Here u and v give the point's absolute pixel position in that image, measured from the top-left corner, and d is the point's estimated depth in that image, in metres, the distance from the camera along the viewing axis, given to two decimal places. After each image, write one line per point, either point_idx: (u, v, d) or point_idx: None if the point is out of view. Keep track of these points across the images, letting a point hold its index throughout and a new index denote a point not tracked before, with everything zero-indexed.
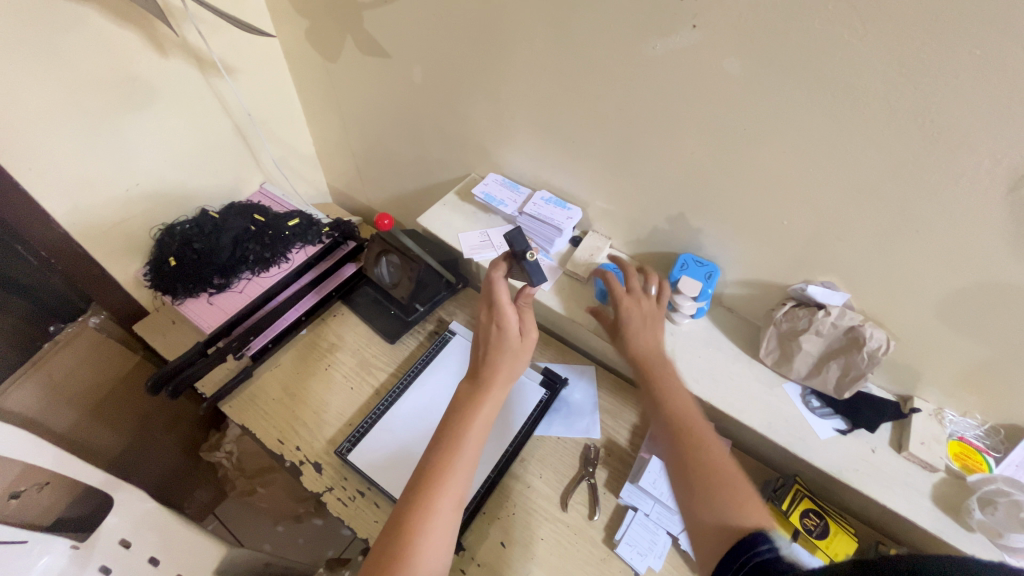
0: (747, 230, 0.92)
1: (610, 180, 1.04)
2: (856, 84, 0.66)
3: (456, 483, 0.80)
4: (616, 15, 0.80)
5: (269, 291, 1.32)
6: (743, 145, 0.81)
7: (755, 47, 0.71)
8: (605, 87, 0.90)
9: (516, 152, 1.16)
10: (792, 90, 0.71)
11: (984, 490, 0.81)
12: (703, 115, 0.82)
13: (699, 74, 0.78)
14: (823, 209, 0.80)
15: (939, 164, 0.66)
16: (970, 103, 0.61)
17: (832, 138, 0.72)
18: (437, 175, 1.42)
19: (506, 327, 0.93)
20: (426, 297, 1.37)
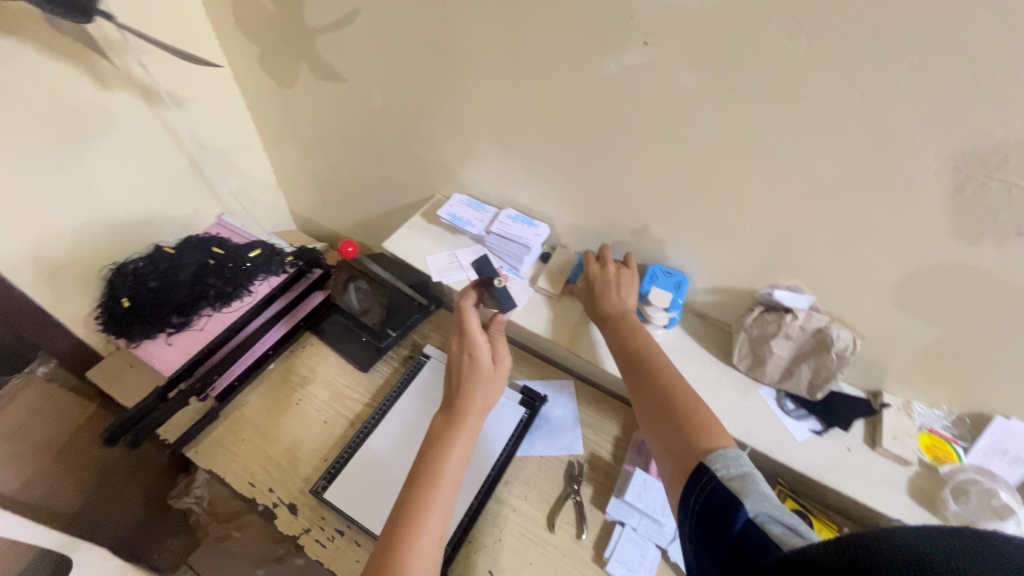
0: (712, 239, 0.93)
1: (576, 195, 1.04)
2: (806, 94, 0.68)
3: (433, 523, 0.76)
4: (570, 34, 0.80)
5: (231, 326, 1.27)
6: (703, 156, 0.82)
7: (706, 61, 0.72)
8: (564, 103, 0.90)
9: (479, 171, 1.15)
10: (746, 101, 0.73)
11: (957, 480, 0.83)
12: (662, 127, 0.83)
13: (656, 88, 0.79)
14: (784, 215, 0.82)
15: (890, 167, 0.69)
16: (913, 109, 0.63)
17: (788, 145, 0.74)
18: (402, 197, 1.40)
19: (480, 357, 0.91)
20: (400, 322, 1.35)
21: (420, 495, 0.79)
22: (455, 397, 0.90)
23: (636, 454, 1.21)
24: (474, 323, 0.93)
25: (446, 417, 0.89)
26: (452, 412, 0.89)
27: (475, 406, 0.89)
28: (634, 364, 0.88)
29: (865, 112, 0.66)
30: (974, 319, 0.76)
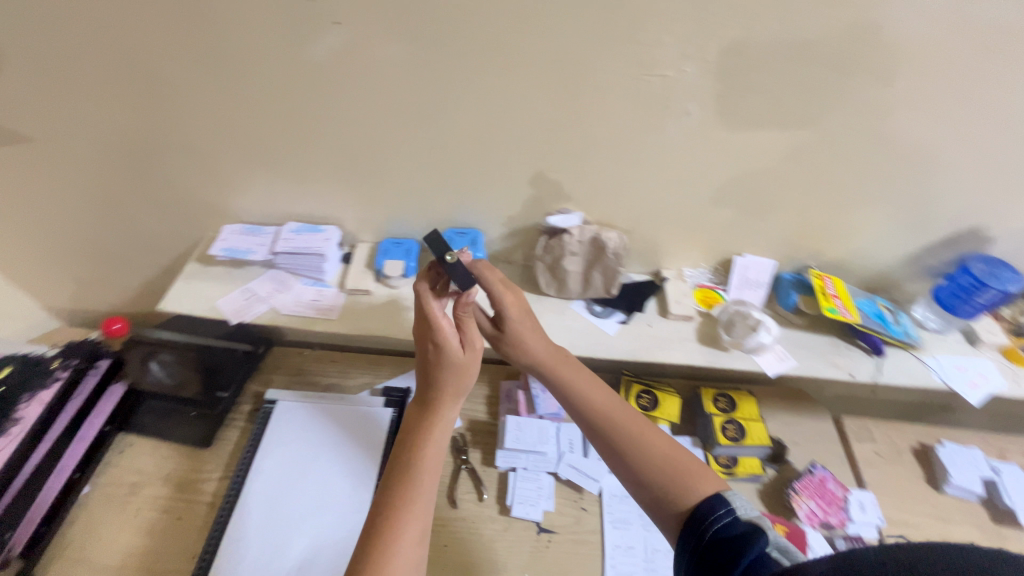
0: (486, 192, 0.98)
1: (351, 189, 1.02)
2: (490, 37, 0.76)
3: (412, 524, 0.72)
4: (261, 28, 0.78)
5: (11, 467, 0.98)
6: (447, 115, 0.87)
7: (398, 27, 0.76)
8: (291, 102, 0.87)
9: (243, 195, 1.06)
10: (448, 56, 0.78)
11: (724, 316, 1.03)
12: (391, 99, 0.85)
13: (379, 60, 0.79)
14: (530, 150, 0.90)
15: (579, 83, 0.80)
16: (572, 30, 0.74)
17: (508, 86, 0.81)
18: (170, 251, 1.23)
19: (452, 349, 0.79)
20: (229, 379, 1.23)
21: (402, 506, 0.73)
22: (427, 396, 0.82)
23: (508, 403, 1.29)
24: (436, 312, 0.79)
25: (420, 408, 0.83)
26: (425, 402, 0.83)
27: (445, 406, 0.82)
28: (596, 415, 0.86)
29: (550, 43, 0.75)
30: (688, 187, 0.94)
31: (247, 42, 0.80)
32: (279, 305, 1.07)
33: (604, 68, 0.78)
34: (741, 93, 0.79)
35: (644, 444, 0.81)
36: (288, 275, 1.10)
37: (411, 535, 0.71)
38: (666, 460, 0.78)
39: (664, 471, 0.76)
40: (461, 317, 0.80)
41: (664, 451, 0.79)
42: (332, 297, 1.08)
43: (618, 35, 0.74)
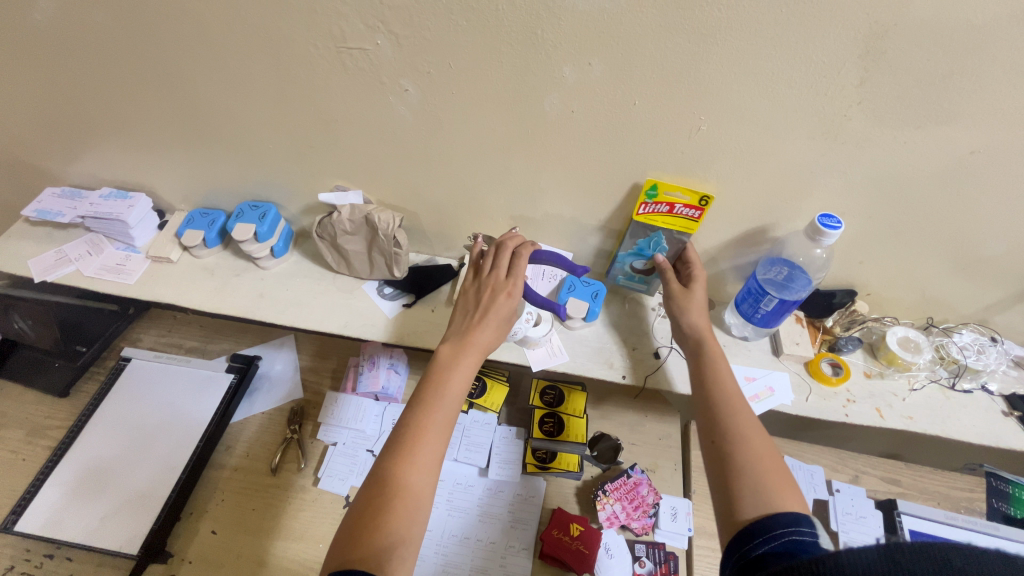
0: (584, 207, 0.59)
1: (184, 158, 0.66)
2: (543, 75, 0.45)
3: (785, 480, 0.44)
4: (223, 120, 0.59)
5: (45, 453, 0.82)
6: (371, 128, 0.55)
7: (295, 54, 0.49)
8: (177, 134, 0.63)
9: (65, 156, 0.69)
10: (445, 101, 0.50)
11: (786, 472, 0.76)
12: (305, 116, 0.55)
13: (290, 93, 0.53)
14: (564, 175, 0.55)
15: (606, 182, 0.55)
16: (537, 187, 0.58)
17: (442, 110, 0.51)
18: (9, 219, 0.81)
19: (687, 315, 0.56)
20: (230, 333, 0.96)
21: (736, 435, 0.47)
22: (700, 362, 0.53)
23: None
24: (488, 280, 0.57)
25: (483, 296, 0.57)
26: (485, 291, 0.57)
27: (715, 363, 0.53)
28: (718, 415, 0.49)
29: (524, 92, 0.47)
30: None
31: (170, 63, 0.54)
32: (84, 272, 0.70)
33: (580, 124, 0.49)
34: (972, 252, 0.54)
35: (745, 442, 0.46)
36: (105, 235, 0.72)
37: (780, 474, 0.44)
38: (762, 462, 0.45)
39: (743, 473, 0.44)
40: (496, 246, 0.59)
41: (773, 452, 0.46)
42: (132, 264, 0.70)
43: (667, 97, 0.45)
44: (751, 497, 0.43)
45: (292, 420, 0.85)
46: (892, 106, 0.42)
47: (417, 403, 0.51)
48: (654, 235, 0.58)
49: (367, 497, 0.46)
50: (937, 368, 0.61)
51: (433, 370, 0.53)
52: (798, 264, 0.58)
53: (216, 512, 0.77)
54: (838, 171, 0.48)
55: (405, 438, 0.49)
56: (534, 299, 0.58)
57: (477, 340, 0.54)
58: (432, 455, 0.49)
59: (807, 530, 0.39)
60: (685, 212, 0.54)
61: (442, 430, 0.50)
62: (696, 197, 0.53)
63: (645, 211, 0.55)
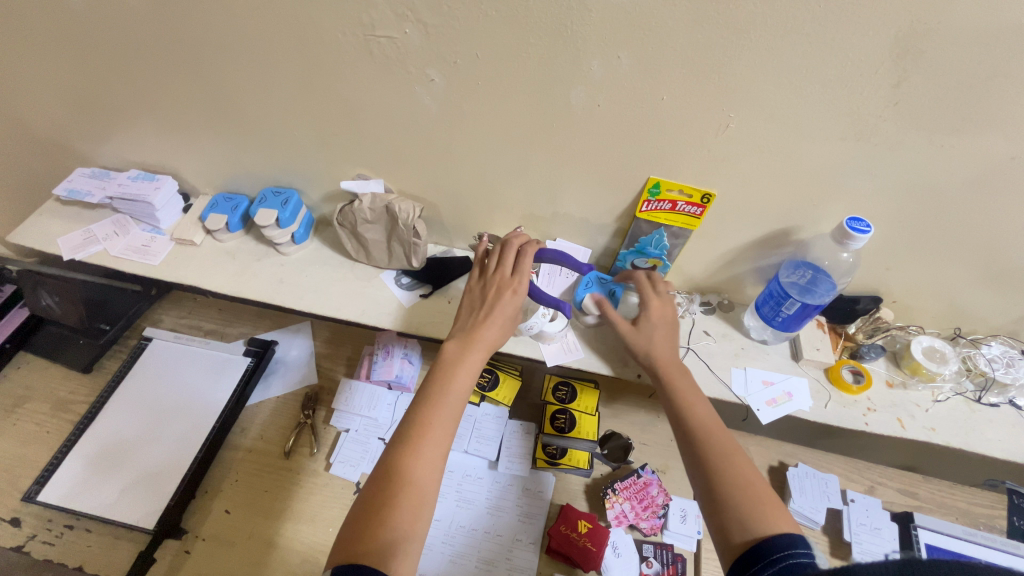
0: (605, 203, 0.58)
1: (210, 142, 0.67)
2: (571, 68, 0.45)
3: (774, 501, 0.43)
4: (250, 106, 0.60)
5: (68, 427, 0.84)
6: (395, 117, 0.55)
7: (323, 42, 0.50)
8: (205, 119, 0.64)
9: (97, 137, 0.71)
10: (471, 93, 0.50)
11: (800, 479, 0.75)
12: (330, 103, 0.56)
13: (317, 80, 0.54)
14: (586, 170, 0.54)
15: (628, 179, 0.54)
16: (559, 182, 0.57)
17: (466, 102, 0.51)
18: (40, 198, 0.83)
19: (647, 348, 0.56)
20: (248, 317, 0.98)
21: (718, 458, 0.46)
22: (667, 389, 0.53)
23: None
24: (492, 279, 0.58)
25: (486, 293, 0.58)
26: (489, 289, 0.57)
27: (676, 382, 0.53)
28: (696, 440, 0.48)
29: (550, 85, 0.47)
30: None
31: (200, 48, 0.54)
32: (110, 251, 0.71)
33: (605, 119, 0.49)
34: (1005, 262, 0.52)
35: (727, 464, 0.46)
36: (131, 216, 0.74)
37: (768, 495, 0.43)
38: (747, 485, 0.44)
39: (731, 498, 0.44)
40: (501, 245, 0.60)
41: (756, 472, 0.45)
42: (156, 246, 0.72)
43: (695, 93, 0.44)
44: (740, 522, 0.42)
45: (305, 405, 0.86)
46: (930, 109, 0.41)
47: (421, 401, 0.51)
48: (655, 232, 0.59)
49: (373, 489, 0.46)
50: (963, 380, 0.59)
51: (438, 367, 0.53)
52: (822, 267, 0.57)
53: (230, 492, 0.79)
54: (871, 174, 0.47)
55: (412, 430, 0.49)
56: (544, 298, 0.58)
57: (484, 336, 0.55)
58: (436, 452, 0.48)
59: (804, 551, 0.38)
60: (687, 209, 0.55)
61: (442, 431, 0.50)
62: (698, 195, 0.54)
63: (648, 208, 0.56)
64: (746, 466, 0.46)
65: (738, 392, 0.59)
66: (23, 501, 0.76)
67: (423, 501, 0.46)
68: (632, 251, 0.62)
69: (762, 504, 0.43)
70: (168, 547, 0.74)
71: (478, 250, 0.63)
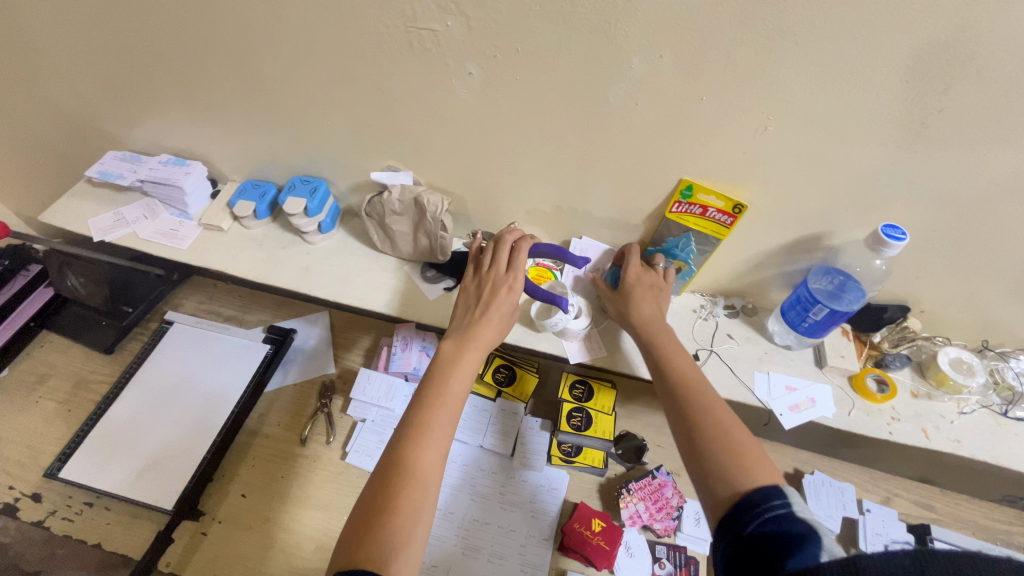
0: (635, 202, 0.58)
1: (242, 129, 0.68)
2: (612, 65, 0.45)
3: (758, 456, 0.42)
4: (284, 94, 0.60)
5: (89, 406, 0.85)
6: (430, 111, 0.55)
7: (364, 33, 0.50)
8: (239, 106, 0.64)
9: (130, 121, 0.72)
10: (509, 87, 0.50)
11: (816, 488, 0.75)
12: (366, 94, 0.56)
13: (354, 71, 0.54)
14: (619, 168, 0.54)
15: (661, 179, 0.54)
16: (590, 179, 0.57)
17: (502, 96, 0.51)
18: (70, 179, 0.85)
19: (632, 308, 0.57)
20: (268, 305, 0.99)
21: (703, 419, 0.46)
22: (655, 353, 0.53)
23: None
24: (489, 277, 0.59)
25: (481, 291, 0.58)
26: (484, 287, 0.58)
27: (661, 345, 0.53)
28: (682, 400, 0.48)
29: (590, 82, 0.47)
30: None
31: (240, 36, 0.55)
32: (139, 234, 0.72)
33: (643, 118, 0.48)
34: None
35: (712, 424, 0.45)
36: (161, 200, 0.75)
37: (753, 452, 0.43)
38: (732, 444, 0.43)
39: (714, 454, 0.43)
40: (495, 241, 0.61)
41: (740, 428, 0.44)
42: (184, 230, 0.72)
43: (736, 94, 0.44)
44: (723, 479, 0.41)
45: (322, 393, 0.86)
46: (974, 117, 0.41)
47: (422, 400, 0.51)
48: (683, 235, 0.59)
49: (374, 490, 0.45)
50: (990, 393, 0.59)
51: (437, 367, 0.53)
52: (853, 274, 0.57)
53: (246, 476, 0.79)
54: (908, 182, 0.47)
55: (414, 428, 0.49)
56: (538, 294, 0.60)
57: (481, 335, 0.55)
58: (437, 452, 0.48)
59: (781, 504, 0.37)
60: (718, 217, 0.55)
61: (441, 431, 0.49)
62: (729, 205, 0.54)
63: (678, 210, 0.56)
64: (730, 423, 0.45)
65: (761, 397, 0.59)
66: (45, 477, 0.77)
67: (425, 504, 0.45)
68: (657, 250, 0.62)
69: (744, 460, 0.42)
70: (185, 528, 0.75)
71: (473, 249, 0.64)
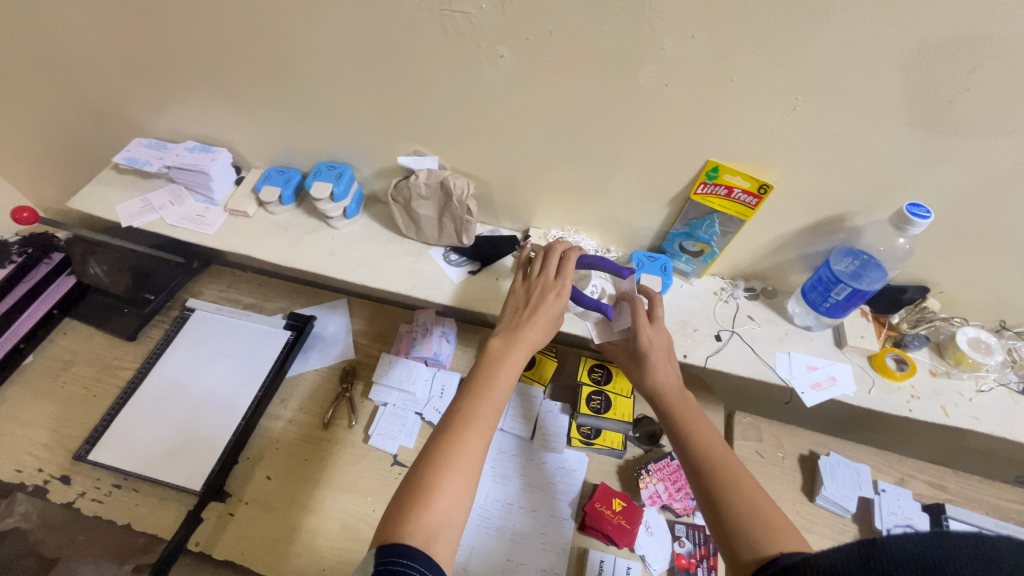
0: (660, 184, 0.59)
1: (269, 115, 0.68)
2: (645, 46, 0.46)
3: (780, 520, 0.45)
4: (313, 78, 0.61)
5: (114, 391, 0.87)
6: (460, 94, 0.56)
7: (396, 16, 0.51)
8: (267, 91, 0.65)
9: (156, 107, 0.73)
10: (539, 69, 0.51)
11: (832, 468, 0.76)
12: (395, 77, 0.57)
13: (385, 54, 0.55)
14: (645, 150, 0.55)
15: (687, 160, 0.55)
16: (616, 162, 0.58)
17: (532, 78, 0.52)
18: (94, 166, 0.86)
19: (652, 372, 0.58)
20: (286, 291, 1.00)
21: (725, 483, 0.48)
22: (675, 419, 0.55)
23: None
24: (536, 282, 0.60)
25: (528, 297, 0.60)
26: (532, 293, 0.59)
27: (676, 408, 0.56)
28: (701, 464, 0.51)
29: (621, 63, 0.48)
30: None
31: (272, 20, 0.56)
32: (166, 219, 0.73)
33: (672, 99, 0.49)
34: None
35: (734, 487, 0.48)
36: (186, 186, 0.76)
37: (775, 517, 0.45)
38: (755, 508, 0.46)
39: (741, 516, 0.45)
40: (545, 249, 0.62)
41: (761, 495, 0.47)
42: (210, 216, 0.73)
43: (767, 74, 0.45)
44: (752, 539, 0.43)
45: (343, 378, 0.88)
46: (1004, 94, 0.41)
47: (468, 391, 0.53)
48: (706, 216, 0.60)
49: (418, 472, 0.47)
50: (1008, 371, 0.60)
51: (484, 363, 0.55)
52: (876, 254, 0.57)
53: (271, 459, 0.81)
54: (934, 161, 0.48)
55: (460, 417, 0.51)
56: (584, 301, 0.61)
57: (527, 336, 0.56)
58: (480, 440, 0.50)
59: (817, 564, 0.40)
60: (743, 198, 0.56)
61: (484, 423, 0.51)
62: (755, 184, 0.55)
63: (703, 191, 0.57)
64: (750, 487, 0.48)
65: (782, 374, 0.60)
66: (74, 459, 0.78)
67: (463, 491, 0.47)
68: (678, 233, 0.64)
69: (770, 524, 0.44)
70: (212, 510, 0.76)
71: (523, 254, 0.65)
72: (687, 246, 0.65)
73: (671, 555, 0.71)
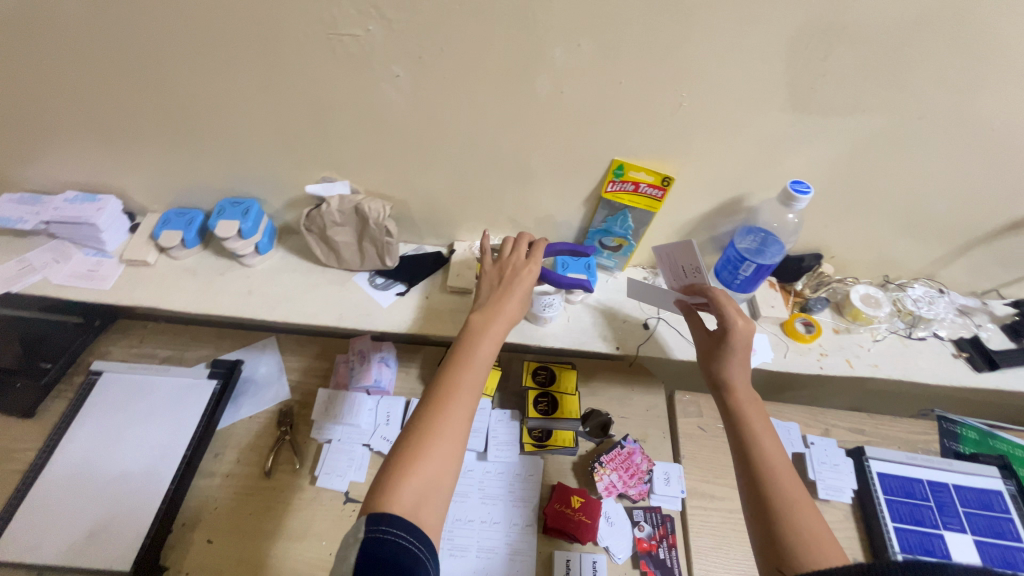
0: (572, 187, 0.61)
1: (159, 155, 0.64)
2: (536, 57, 0.47)
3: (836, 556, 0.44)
4: (203, 113, 0.57)
5: (14, 477, 0.77)
6: (362, 116, 0.55)
7: (284, 44, 0.49)
8: (153, 130, 0.61)
9: (23, 157, 0.65)
10: (438, 86, 0.51)
11: None
12: (292, 105, 0.55)
13: (277, 82, 0.53)
14: (553, 155, 0.57)
15: (594, 162, 0.57)
16: (528, 169, 0.59)
17: (432, 96, 0.52)
18: None
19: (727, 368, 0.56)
20: (207, 338, 0.93)
21: (785, 509, 0.47)
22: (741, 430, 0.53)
23: None
24: (511, 259, 0.59)
25: (502, 273, 0.58)
26: (506, 270, 0.58)
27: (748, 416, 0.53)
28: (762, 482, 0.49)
29: (516, 75, 0.49)
30: None
31: (147, 55, 0.52)
32: (53, 280, 0.67)
33: (570, 106, 0.51)
34: (919, 212, 0.60)
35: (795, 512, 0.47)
36: (71, 240, 0.69)
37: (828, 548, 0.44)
38: (813, 539, 0.45)
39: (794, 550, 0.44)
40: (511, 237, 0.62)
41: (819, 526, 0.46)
42: (105, 269, 0.67)
43: (651, 75, 0.48)
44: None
45: (281, 421, 0.83)
46: (853, 78, 0.47)
47: (449, 364, 0.51)
48: (619, 212, 0.62)
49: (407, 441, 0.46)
50: (895, 320, 0.67)
51: (464, 336, 0.53)
52: (771, 230, 0.62)
53: (210, 520, 0.75)
54: (807, 142, 0.53)
55: (442, 386, 0.49)
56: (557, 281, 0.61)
57: (507, 308, 0.55)
58: (463, 413, 0.48)
59: None
60: (649, 191, 0.59)
61: (467, 395, 0.49)
62: (659, 178, 0.58)
63: (612, 189, 0.59)
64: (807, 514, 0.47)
65: None
66: None
67: (451, 457, 0.46)
68: (596, 231, 0.66)
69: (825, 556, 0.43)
70: None
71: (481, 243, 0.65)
72: (607, 243, 0.67)
73: (632, 542, 0.72)
